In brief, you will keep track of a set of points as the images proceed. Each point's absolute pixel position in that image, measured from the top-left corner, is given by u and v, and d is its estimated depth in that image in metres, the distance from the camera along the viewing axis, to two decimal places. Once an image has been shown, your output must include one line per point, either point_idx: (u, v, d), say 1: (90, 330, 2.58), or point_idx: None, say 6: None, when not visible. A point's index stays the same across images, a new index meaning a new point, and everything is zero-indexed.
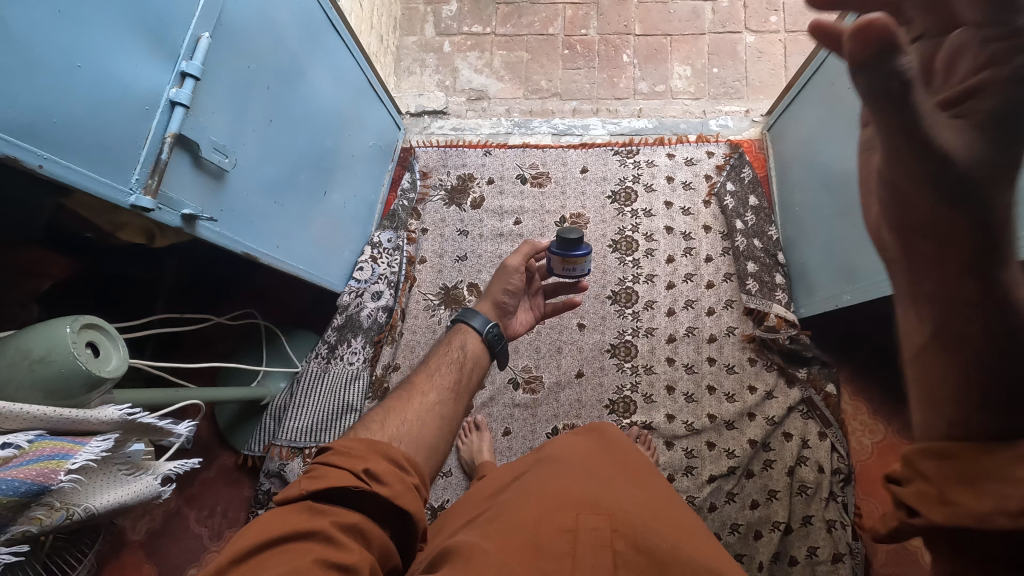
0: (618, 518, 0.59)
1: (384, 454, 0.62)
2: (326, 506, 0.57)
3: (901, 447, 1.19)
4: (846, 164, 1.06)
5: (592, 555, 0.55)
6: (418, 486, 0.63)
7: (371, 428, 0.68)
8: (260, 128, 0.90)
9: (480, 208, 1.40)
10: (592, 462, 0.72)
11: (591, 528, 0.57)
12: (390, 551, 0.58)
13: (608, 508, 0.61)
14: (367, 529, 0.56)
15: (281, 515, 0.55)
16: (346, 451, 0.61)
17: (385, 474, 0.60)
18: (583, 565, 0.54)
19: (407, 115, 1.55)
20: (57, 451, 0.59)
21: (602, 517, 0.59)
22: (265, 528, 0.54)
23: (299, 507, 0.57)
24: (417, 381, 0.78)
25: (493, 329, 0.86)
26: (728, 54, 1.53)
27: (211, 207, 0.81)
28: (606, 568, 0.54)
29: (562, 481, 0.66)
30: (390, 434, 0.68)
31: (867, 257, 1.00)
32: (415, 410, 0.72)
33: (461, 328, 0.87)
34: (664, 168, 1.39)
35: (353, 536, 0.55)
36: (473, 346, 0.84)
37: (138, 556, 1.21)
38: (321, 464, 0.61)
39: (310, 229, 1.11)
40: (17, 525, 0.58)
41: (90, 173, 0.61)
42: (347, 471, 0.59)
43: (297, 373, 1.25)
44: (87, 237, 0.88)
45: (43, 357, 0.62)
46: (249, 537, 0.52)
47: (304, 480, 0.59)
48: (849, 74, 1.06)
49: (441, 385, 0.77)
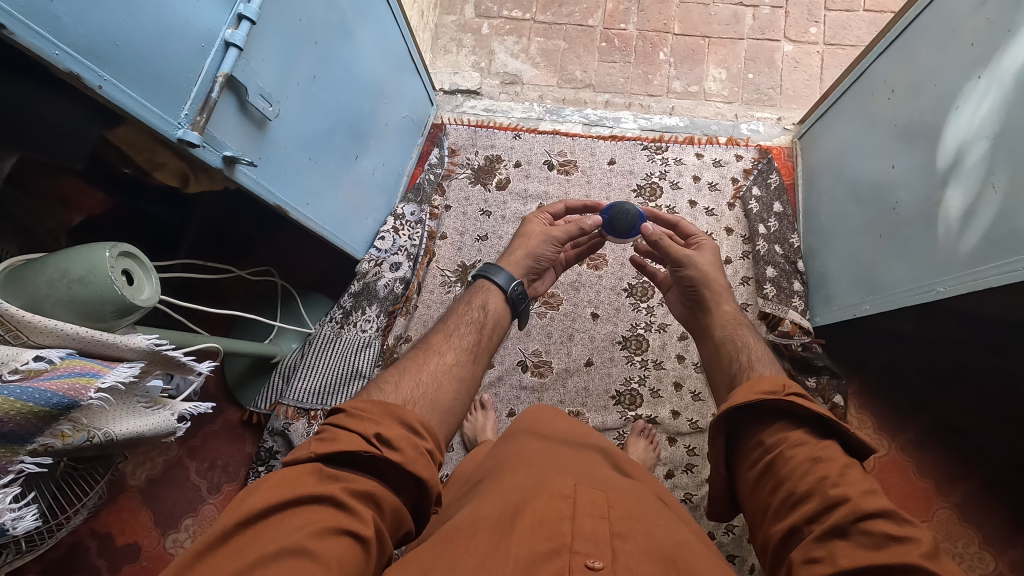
0: (611, 493, 0.60)
1: (396, 417, 0.61)
2: (338, 470, 0.55)
3: (902, 464, 1.19)
4: (877, 174, 1.07)
5: (592, 519, 0.54)
6: (432, 451, 0.61)
7: (385, 389, 0.68)
8: (304, 83, 0.91)
9: (505, 189, 1.41)
10: (571, 446, 0.74)
11: (589, 496, 0.57)
12: (401, 513, 0.58)
13: (599, 485, 0.61)
14: (379, 496, 0.55)
15: (289, 477, 0.53)
16: (358, 413, 0.59)
17: (396, 440, 0.58)
18: (583, 529, 0.52)
19: (440, 92, 1.55)
20: (87, 369, 0.60)
21: (597, 491, 0.59)
22: (274, 489, 0.52)
23: (308, 469, 0.55)
24: (435, 342, 0.79)
25: (517, 288, 0.89)
26: (765, 60, 1.53)
27: (250, 152, 0.82)
28: (605, 529, 0.53)
29: (546, 462, 0.66)
30: (404, 396, 0.67)
31: (889, 267, 1.01)
32: (431, 371, 0.73)
33: (483, 285, 0.89)
34: (692, 167, 1.40)
35: (365, 503, 0.54)
36: (495, 306, 0.87)
37: (135, 501, 1.23)
38: (330, 426, 0.59)
39: (340, 192, 1.12)
40: (41, 437, 0.58)
41: (144, 101, 0.63)
42: (358, 435, 0.57)
43: (311, 335, 1.26)
44: (125, 172, 0.88)
45: (81, 278, 0.63)
46: (256, 500, 0.51)
47: (314, 443, 0.57)
48: (890, 83, 1.06)
49: (460, 347, 0.78)
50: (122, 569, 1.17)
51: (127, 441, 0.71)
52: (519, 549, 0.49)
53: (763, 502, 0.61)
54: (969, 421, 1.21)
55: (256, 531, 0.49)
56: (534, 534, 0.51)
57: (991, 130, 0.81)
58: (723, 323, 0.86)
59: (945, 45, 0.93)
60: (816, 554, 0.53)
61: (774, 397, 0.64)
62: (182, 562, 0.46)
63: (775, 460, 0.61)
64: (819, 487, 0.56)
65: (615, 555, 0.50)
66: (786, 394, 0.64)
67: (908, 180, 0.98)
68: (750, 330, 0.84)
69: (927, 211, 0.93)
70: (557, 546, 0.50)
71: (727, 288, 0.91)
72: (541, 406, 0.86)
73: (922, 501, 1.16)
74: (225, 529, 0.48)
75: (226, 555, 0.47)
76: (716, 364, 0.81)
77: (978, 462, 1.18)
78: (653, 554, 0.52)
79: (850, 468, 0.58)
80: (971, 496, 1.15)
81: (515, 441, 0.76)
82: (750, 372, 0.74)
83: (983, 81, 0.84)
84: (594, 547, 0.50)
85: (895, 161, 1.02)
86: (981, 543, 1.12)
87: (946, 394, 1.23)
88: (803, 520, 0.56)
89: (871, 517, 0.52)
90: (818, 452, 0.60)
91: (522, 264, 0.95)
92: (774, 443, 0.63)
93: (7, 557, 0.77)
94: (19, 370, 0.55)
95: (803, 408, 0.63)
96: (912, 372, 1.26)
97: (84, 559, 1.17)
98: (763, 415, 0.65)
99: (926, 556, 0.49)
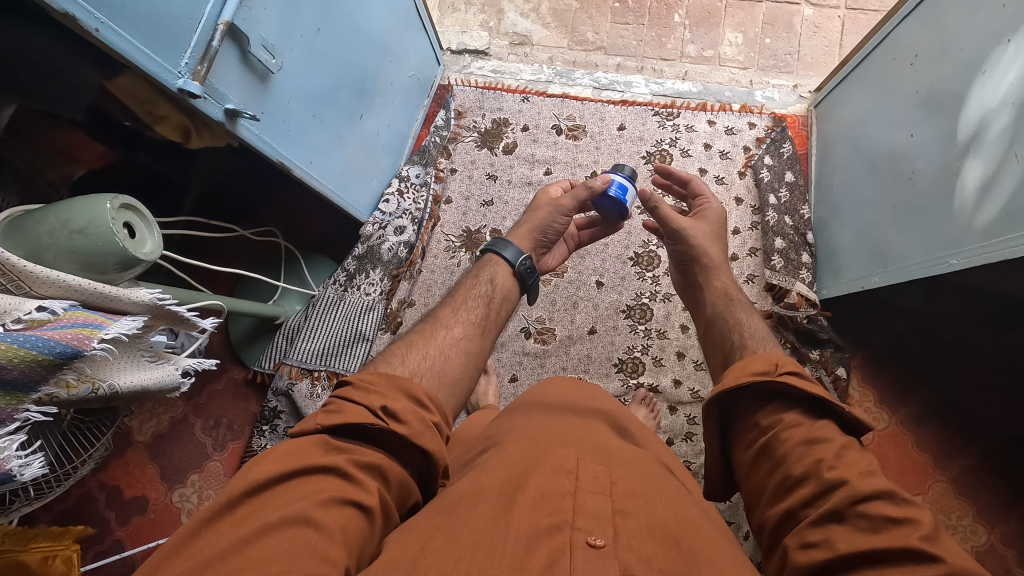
0: (614, 468, 0.59)
1: (403, 391, 0.60)
2: (344, 442, 0.55)
3: (901, 437, 1.20)
4: (895, 143, 1.04)
5: (594, 495, 0.54)
6: (438, 424, 0.61)
7: (392, 360, 0.67)
8: (309, 36, 0.88)
9: (512, 153, 1.38)
10: (578, 414, 0.73)
11: (591, 471, 0.57)
12: (408, 485, 0.57)
13: (604, 458, 0.61)
14: (386, 468, 0.55)
15: (295, 448, 0.53)
16: (365, 385, 0.59)
17: (403, 413, 0.57)
18: (585, 506, 0.52)
19: (448, 52, 1.51)
20: (91, 321, 0.59)
21: (600, 466, 0.58)
22: (277, 461, 0.51)
23: (314, 441, 0.54)
24: (444, 314, 0.79)
25: (526, 263, 0.88)
26: (783, 25, 1.48)
27: (253, 105, 0.81)
28: (607, 506, 0.52)
29: (549, 431, 0.65)
30: (412, 369, 0.67)
31: (901, 236, 0.99)
32: (439, 345, 0.72)
33: (492, 260, 0.88)
34: (703, 134, 1.37)
35: (371, 475, 0.54)
36: (502, 280, 0.85)
37: (141, 456, 1.25)
38: (338, 398, 0.58)
39: (344, 151, 1.10)
40: (46, 386, 0.58)
41: (143, 48, 0.62)
42: (365, 408, 0.57)
43: (314, 297, 1.26)
44: (125, 125, 0.87)
45: (83, 229, 0.62)
46: (261, 470, 0.50)
47: (320, 415, 0.57)
48: (913, 49, 1.03)
49: (469, 321, 0.78)
50: (129, 521, 1.20)
51: (133, 395, 0.71)
52: (520, 524, 0.49)
53: (759, 484, 0.61)
54: (973, 398, 1.21)
55: (260, 501, 0.49)
56: (533, 508, 0.51)
57: (1016, 99, 0.79)
58: (715, 300, 0.85)
59: (975, 9, 0.89)
60: (811, 539, 0.53)
61: (766, 377, 0.63)
62: (188, 530, 0.46)
63: (771, 442, 0.61)
64: (815, 469, 0.56)
65: (617, 532, 0.50)
66: (779, 373, 0.63)
67: (926, 149, 0.95)
68: (743, 304, 0.83)
69: (944, 181, 0.91)
70: (559, 522, 0.49)
71: (717, 265, 0.90)
72: (552, 377, 0.84)
73: (919, 474, 1.17)
74: (231, 497, 0.48)
75: (229, 524, 0.47)
76: (710, 339, 0.81)
77: (978, 437, 1.18)
78: (654, 532, 0.51)
79: (848, 450, 0.57)
80: (967, 472, 1.16)
81: (517, 413, 0.75)
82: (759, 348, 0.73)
83: (1011, 46, 0.81)
84: (596, 524, 0.50)
85: (913, 130, 1.00)
86: (975, 516, 1.13)
87: (952, 371, 1.23)
88: (799, 505, 0.56)
89: (868, 500, 0.52)
90: (814, 433, 0.59)
91: (526, 240, 0.94)
92: (768, 425, 0.62)
93: (17, 504, 0.78)
94: (22, 319, 0.54)
95: (796, 389, 0.62)
96: (919, 348, 1.25)
97: (93, 510, 1.20)
98: (757, 397, 0.65)
99: (926, 538, 0.48)
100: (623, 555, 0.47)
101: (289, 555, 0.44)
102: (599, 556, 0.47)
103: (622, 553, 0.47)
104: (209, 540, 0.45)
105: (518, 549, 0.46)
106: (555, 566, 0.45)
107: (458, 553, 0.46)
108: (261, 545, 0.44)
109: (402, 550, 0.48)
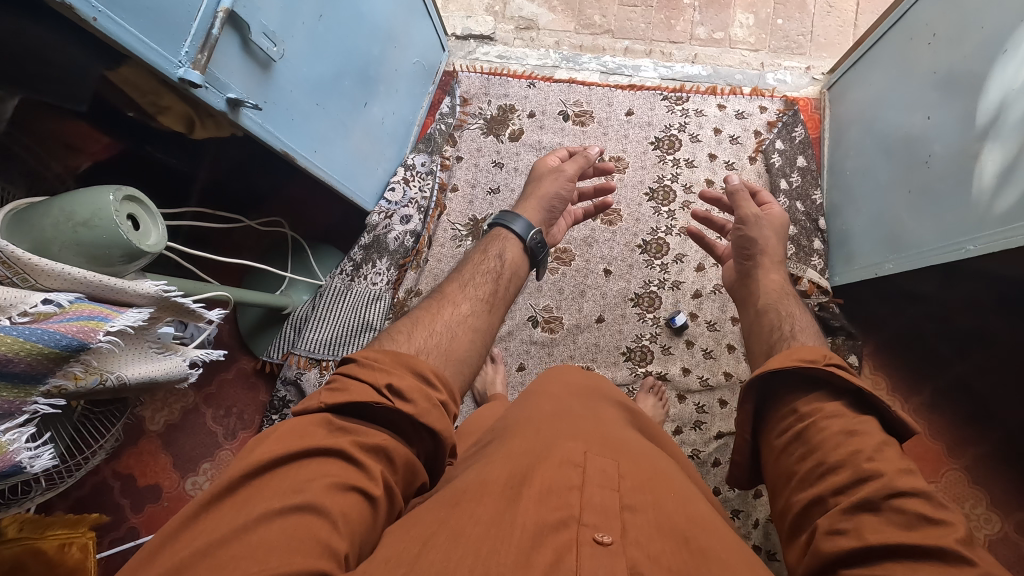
0: (621, 461, 0.58)
1: (409, 367, 0.60)
2: (347, 422, 0.55)
3: (914, 425, 1.18)
4: (912, 125, 1.01)
5: (601, 490, 0.53)
6: (445, 403, 0.60)
7: (397, 338, 0.66)
8: (311, 22, 0.86)
9: (518, 141, 1.36)
10: (585, 404, 0.72)
11: (598, 465, 0.56)
12: (414, 465, 0.57)
13: (611, 451, 0.59)
14: (391, 449, 0.55)
15: (298, 428, 0.53)
16: (370, 362, 0.58)
17: (409, 391, 0.57)
18: (592, 500, 0.51)
19: (453, 38, 1.49)
20: (96, 313, 0.59)
21: (608, 459, 0.57)
22: (281, 441, 0.51)
23: (317, 420, 0.54)
24: (450, 291, 0.78)
25: (535, 237, 0.87)
26: (796, 5, 1.44)
27: (255, 95, 0.81)
28: (614, 502, 0.52)
29: (555, 423, 0.65)
30: (416, 346, 0.66)
31: (914, 220, 0.98)
32: (445, 321, 0.72)
33: (499, 234, 0.88)
34: (713, 119, 1.34)
35: (376, 457, 0.54)
36: (511, 255, 0.85)
37: (154, 445, 1.26)
38: (342, 376, 0.58)
39: (349, 140, 1.09)
40: (54, 378, 0.58)
41: (142, 37, 0.62)
42: (369, 385, 0.56)
43: (321, 287, 1.26)
44: (129, 115, 0.86)
45: (86, 221, 0.62)
46: (264, 450, 0.50)
47: (324, 393, 0.56)
48: (932, 27, 0.99)
49: (475, 297, 0.77)
50: (144, 509, 1.22)
51: (141, 385, 0.71)
52: (526, 520, 0.48)
53: (789, 469, 0.61)
54: (988, 385, 1.19)
55: (261, 483, 0.49)
56: (539, 504, 0.50)
57: None
58: (769, 293, 0.83)
59: None
60: (840, 527, 0.52)
61: (813, 366, 0.62)
62: (189, 512, 0.46)
63: (807, 430, 0.60)
64: (851, 459, 0.55)
65: (624, 528, 0.49)
66: (826, 363, 0.62)
67: (944, 131, 0.93)
68: (796, 303, 0.82)
69: (962, 163, 0.89)
70: (565, 517, 0.49)
71: (776, 260, 0.88)
72: (562, 366, 0.84)
73: (932, 463, 1.15)
74: (232, 480, 0.48)
75: (230, 507, 0.47)
76: (757, 334, 0.79)
77: (992, 425, 1.17)
78: (664, 530, 0.51)
79: (887, 446, 0.56)
80: (981, 460, 1.15)
81: (526, 402, 0.75)
82: (795, 343, 0.72)
83: None
84: (604, 519, 0.49)
85: (931, 113, 0.97)
86: (988, 505, 1.12)
87: (967, 358, 1.21)
88: (829, 492, 0.55)
89: (902, 496, 0.51)
90: (854, 427, 0.58)
91: (537, 211, 0.93)
92: (807, 412, 0.61)
93: (30, 495, 0.78)
94: (27, 312, 0.55)
95: (841, 380, 0.61)
96: (933, 334, 1.23)
97: (108, 498, 1.22)
98: (796, 383, 0.64)
99: (961, 541, 0.48)
100: (630, 552, 0.47)
101: (290, 543, 0.44)
102: (606, 553, 0.46)
103: (629, 550, 0.47)
104: (210, 524, 0.46)
105: (523, 545, 0.46)
106: (563, 563, 0.45)
107: (463, 549, 0.46)
108: (262, 531, 0.44)
109: (404, 545, 0.47)
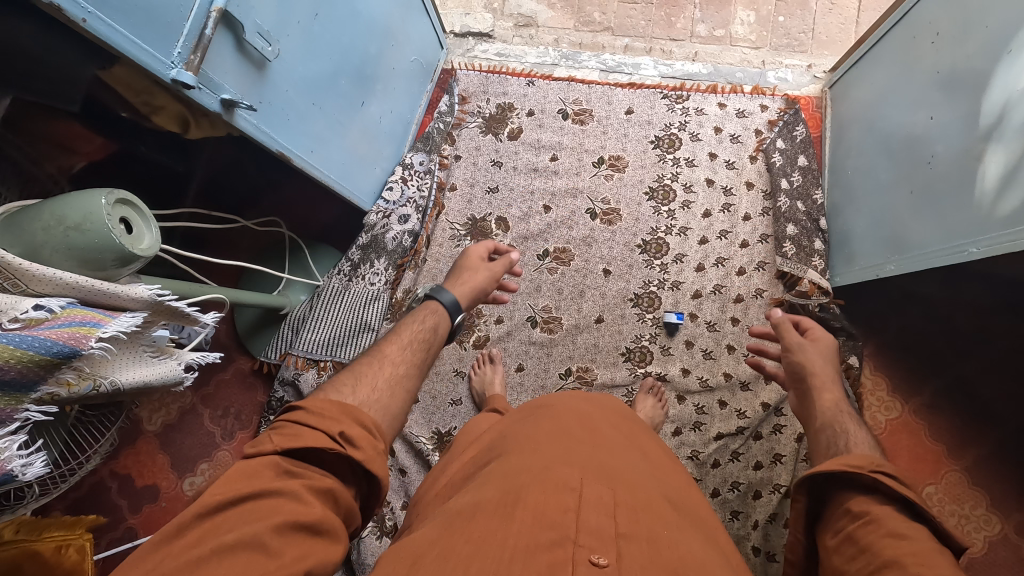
0: (617, 489, 0.58)
1: (356, 419, 0.59)
2: (295, 465, 0.54)
3: (915, 427, 1.18)
4: (915, 126, 1.00)
5: (597, 515, 0.52)
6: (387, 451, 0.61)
7: (341, 389, 0.65)
8: (306, 21, 0.85)
9: (517, 140, 1.35)
10: (587, 426, 0.72)
11: (596, 492, 0.55)
12: (353, 510, 0.57)
13: (607, 479, 0.59)
14: (338, 492, 0.55)
15: (247, 468, 0.52)
16: (318, 411, 0.58)
17: (360, 439, 0.57)
18: (588, 523, 0.50)
19: (451, 35, 1.48)
20: (88, 319, 0.59)
21: (605, 487, 0.57)
22: (229, 482, 0.50)
23: (267, 460, 0.53)
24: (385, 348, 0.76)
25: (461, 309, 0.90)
26: (798, 2, 1.43)
27: (250, 95, 0.80)
28: (610, 527, 0.51)
29: (554, 447, 0.64)
30: (361, 398, 0.65)
31: (916, 223, 0.97)
32: (386, 378, 0.70)
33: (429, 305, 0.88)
34: (714, 117, 1.33)
35: (323, 499, 0.54)
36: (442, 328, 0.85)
37: (152, 445, 1.26)
38: (292, 421, 0.57)
39: (346, 139, 1.08)
40: (46, 386, 0.57)
41: (133, 38, 0.61)
42: (322, 432, 0.56)
43: (318, 287, 1.25)
44: (123, 115, 0.85)
45: (78, 226, 0.61)
46: (213, 492, 0.49)
47: (275, 436, 0.55)
48: (935, 27, 0.98)
49: (414, 356, 0.77)
50: (142, 509, 1.22)
51: (136, 390, 0.70)
52: (519, 541, 0.48)
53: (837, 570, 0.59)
54: (989, 386, 1.18)
55: (210, 523, 0.48)
56: (533, 526, 0.49)
57: None
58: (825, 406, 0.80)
59: None
60: None
61: (857, 471, 0.62)
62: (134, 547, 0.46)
63: (856, 531, 0.59)
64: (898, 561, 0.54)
65: (620, 554, 0.48)
66: (872, 468, 0.62)
67: (947, 131, 0.91)
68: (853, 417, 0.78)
69: (967, 164, 0.87)
70: (559, 538, 0.48)
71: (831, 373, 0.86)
72: (568, 392, 0.84)
73: (932, 464, 1.16)
74: (179, 522, 0.47)
75: (178, 546, 0.46)
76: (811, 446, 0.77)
77: (993, 426, 1.16)
78: (658, 563, 0.49)
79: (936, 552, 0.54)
80: (981, 461, 1.15)
81: (527, 423, 0.74)
82: (845, 448, 0.71)
83: None
84: (600, 543, 0.49)
85: (933, 114, 0.96)
86: (988, 506, 1.12)
87: (969, 358, 1.20)
88: None
89: None
90: (902, 530, 0.57)
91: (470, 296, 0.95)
92: (860, 513, 0.60)
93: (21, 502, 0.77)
94: (19, 319, 0.53)
95: (889, 487, 0.60)
96: (934, 334, 1.22)
97: (106, 498, 1.22)
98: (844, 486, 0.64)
99: None
100: None
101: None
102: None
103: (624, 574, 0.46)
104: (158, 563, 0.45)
105: (516, 560, 0.46)
106: None
107: (456, 569, 0.45)
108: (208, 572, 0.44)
109: (395, 565, 0.48)
